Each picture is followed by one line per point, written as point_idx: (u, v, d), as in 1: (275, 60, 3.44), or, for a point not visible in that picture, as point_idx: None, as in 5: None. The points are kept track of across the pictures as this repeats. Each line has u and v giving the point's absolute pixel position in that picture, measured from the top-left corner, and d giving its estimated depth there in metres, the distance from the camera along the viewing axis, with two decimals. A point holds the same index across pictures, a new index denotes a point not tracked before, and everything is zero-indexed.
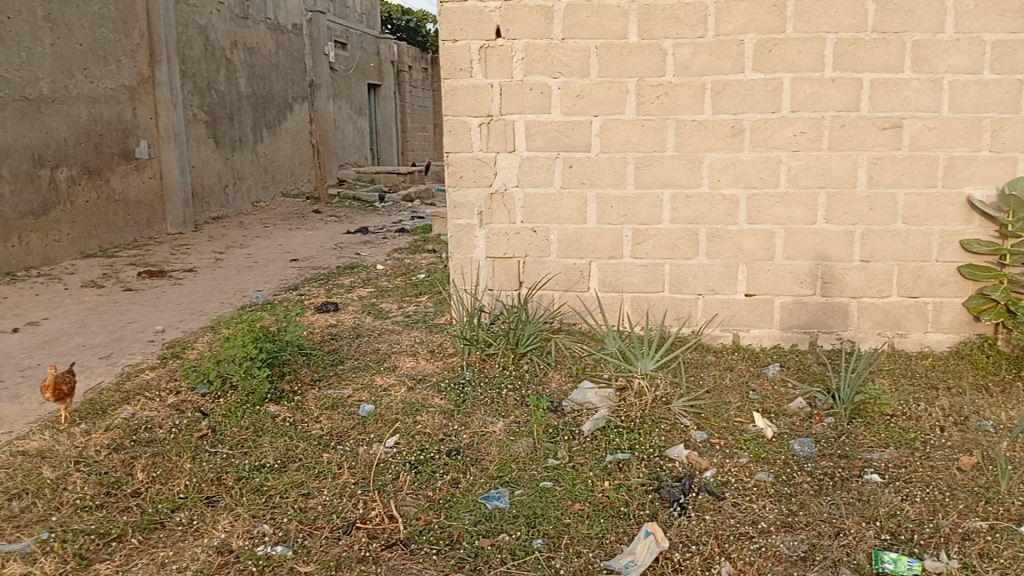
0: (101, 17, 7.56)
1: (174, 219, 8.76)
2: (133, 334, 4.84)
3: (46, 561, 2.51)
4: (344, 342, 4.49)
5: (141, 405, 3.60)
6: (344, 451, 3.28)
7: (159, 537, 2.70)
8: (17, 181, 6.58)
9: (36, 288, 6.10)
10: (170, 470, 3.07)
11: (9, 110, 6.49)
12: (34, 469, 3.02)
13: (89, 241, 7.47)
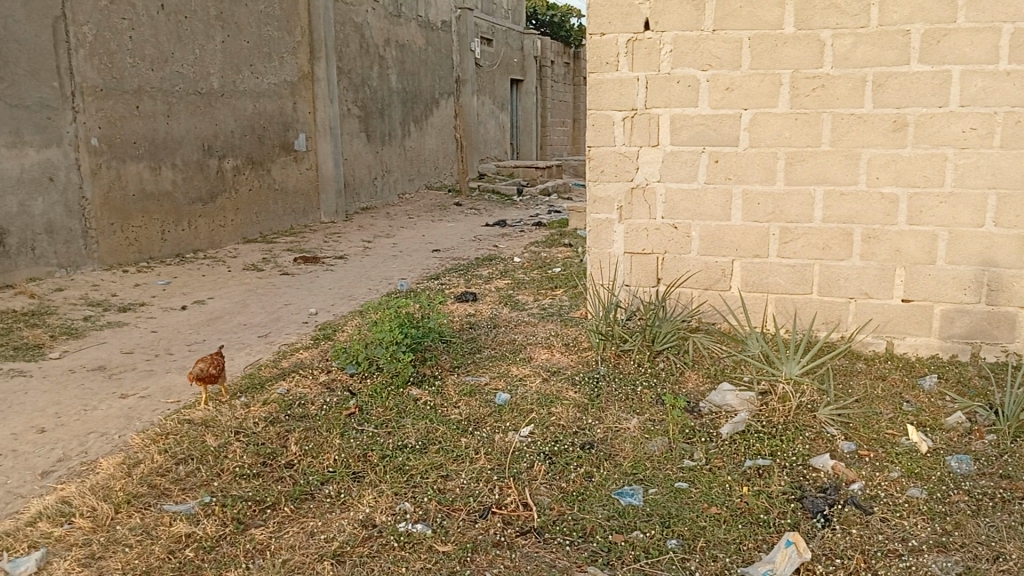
0: (267, 15, 8.08)
1: (328, 208, 9.22)
2: (289, 315, 5.14)
3: (208, 523, 2.70)
4: (482, 332, 4.58)
5: (295, 381, 3.83)
6: (480, 437, 3.35)
7: (309, 507, 2.86)
8: (189, 169, 7.15)
9: (202, 269, 6.60)
10: (320, 445, 3.24)
11: (183, 104, 7.07)
12: (199, 436, 3.26)
13: (250, 228, 8.00)
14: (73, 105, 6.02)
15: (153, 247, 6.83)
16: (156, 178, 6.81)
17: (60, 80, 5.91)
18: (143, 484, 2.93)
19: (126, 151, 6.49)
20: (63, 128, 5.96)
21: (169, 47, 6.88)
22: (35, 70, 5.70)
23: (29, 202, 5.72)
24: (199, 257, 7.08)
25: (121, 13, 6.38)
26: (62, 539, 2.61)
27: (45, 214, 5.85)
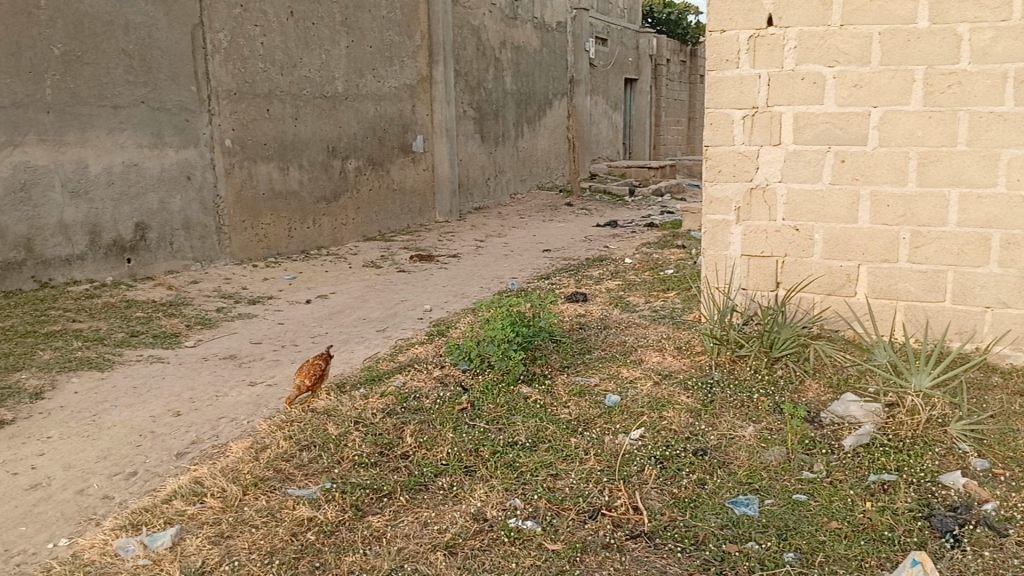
0: (389, 20, 8.34)
1: (442, 208, 9.40)
2: (405, 311, 5.29)
3: (328, 508, 2.81)
4: (592, 332, 4.56)
5: (411, 375, 3.93)
6: (591, 438, 3.34)
7: (424, 497, 2.93)
8: (314, 170, 7.48)
9: (325, 265, 6.89)
10: (434, 438, 3.32)
11: (310, 107, 7.39)
12: (321, 425, 3.40)
13: (370, 227, 8.27)
14: (209, 108, 6.41)
15: (279, 243, 7.18)
16: (284, 178, 7.16)
17: (198, 85, 6.30)
18: (269, 469, 3.07)
19: (256, 153, 6.85)
20: (200, 130, 6.35)
21: (298, 53, 7.22)
22: (175, 75, 6.12)
23: (168, 199, 6.14)
24: (322, 254, 7.40)
25: (254, 21, 6.74)
26: (194, 517, 2.77)
27: (182, 211, 6.26)
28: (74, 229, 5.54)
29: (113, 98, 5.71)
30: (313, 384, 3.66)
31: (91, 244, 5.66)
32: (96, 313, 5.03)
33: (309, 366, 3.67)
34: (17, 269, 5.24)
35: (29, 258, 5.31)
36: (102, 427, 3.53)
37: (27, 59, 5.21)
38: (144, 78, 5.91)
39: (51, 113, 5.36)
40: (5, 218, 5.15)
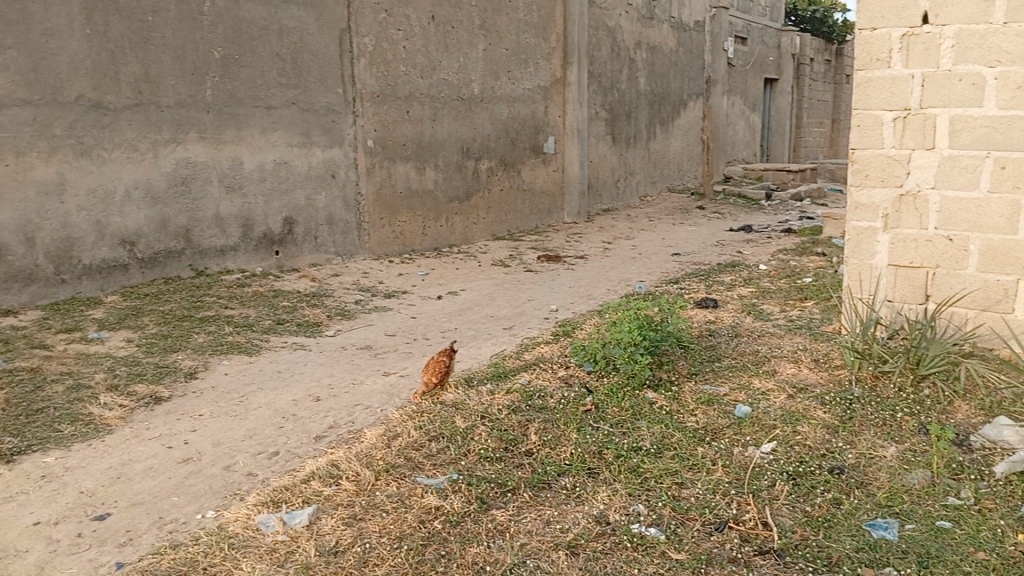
0: (526, 23, 8.45)
1: (572, 209, 9.41)
2: (532, 310, 5.35)
3: (454, 499, 2.88)
4: (722, 340, 4.45)
5: (537, 373, 3.98)
6: (719, 449, 3.26)
7: (547, 496, 2.95)
8: (449, 170, 7.69)
9: (456, 263, 7.07)
10: (558, 437, 3.34)
11: (447, 109, 7.61)
12: (449, 417, 3.49)
13: (500, 226, 8.41)
14: (354, 110, 6.72)
15: (414, 240, 7.43)
16: (420, 178, 7.41)
17: (343, 87, 6.63)
18: (400, 456, 3.19)
19: (396, 152, 7.13)
20: (345, 130, 6.67)
21: (437, 55, 7.44)
22: (323, 78, 6.46)
23: (313, 196, 6.49)
24: (454, 252, 7.59)
25: (397, 25, 7.01)
26: (330, 498, 2.92)
27: (325, 207, 6.60)
28: (229, 222, 5.95)
29: (267, 100, 6.09)
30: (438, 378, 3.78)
31: (243, 237, 6.06)
32: (246, 301, 5.38)
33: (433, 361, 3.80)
34: (177, 257, 5.68)
35: (188, 248, 5.74)
36: (248, 408, 3.78)
37: (192, 62, 5.64)
38: (295, 81, 6.27)
39: (211, 113, 5.77)
40: (169, 209, 5.60)
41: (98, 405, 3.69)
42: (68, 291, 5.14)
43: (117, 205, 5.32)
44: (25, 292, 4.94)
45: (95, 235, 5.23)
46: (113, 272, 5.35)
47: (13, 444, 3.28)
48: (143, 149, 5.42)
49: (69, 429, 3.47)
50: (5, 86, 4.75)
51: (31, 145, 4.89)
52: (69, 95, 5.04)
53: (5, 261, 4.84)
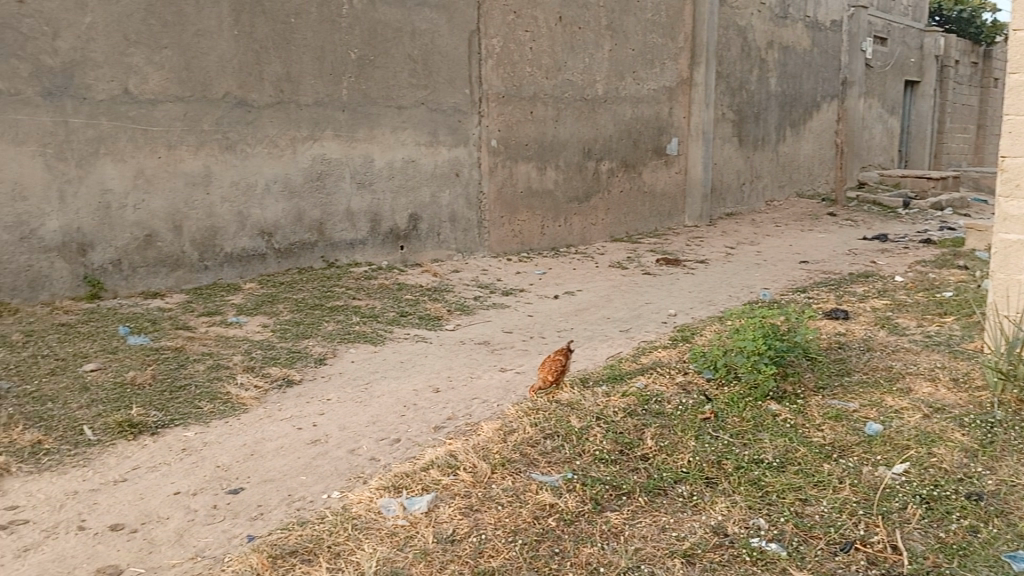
0: (653, 23, 8.37)
1: (694, 213, 9.20)
2: (650, 314, 5.30)
3: (569, 498, 2.89)
4: (852, 354, 4.26)
5: (654, 378, 3.92)
6: (846, 466, 3.11)
7: (663, 502, 2.91)
8: (569, 170, 7.71)
9: (574, 263, 7.08)
10: (675, 444, 3.28)
11: (571, 110, 7.63)
12: (565, 416, 3.50)
13: (618, 228, 8.35)
14: (480, 110, 6.86)
15: (532, 239, 7.49)
16: (541, 178, 7.47)
17: (471, 87, 6.77)
18: (516, 452, 3.22)
19: (518, 152, 7.21)
20: (470, 130, 6.82)
21: (563, 57, 7.49)
22: (451, 79, 6.62)
23: (438, 193, 6.66)
24: (572, 252, 7.60)
25: (524, 26, 7.11)
26: (448, 488, 2.99)
27: (449, 205, 6.76)
28: (358, 216, 6.19)
29: (399, 99, 6.30)
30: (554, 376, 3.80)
31: (371, 231, 6.29)
32: (372, 292, 5.58)
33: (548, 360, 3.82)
34: (310, 249, 5.96)
35: (320, 240, 6.01)
36: (372, 395, 3.92)
37: (330, 63, 5.90)
38: (426, 81, 6.45)
39: (346, 112, 6.02)
40: (304, 203, 5.88)
41: (235, 385, 3.92)
42: (210, 277, 5.48)
43: (257, 197, 5.64)
44: (172, 277, 5.31)
45: (235, 226, 5.56)
46: (251, 261, 5.67)
47: (158, 418, 3.54)
48: (282, 145, 5.72)
49: (208, 406, 3.71)
50: (161, 84, 5.13)
51: (181, 139, 5.25)
52: (217, 92, 5.38)
53: (155, 247, 5.22)
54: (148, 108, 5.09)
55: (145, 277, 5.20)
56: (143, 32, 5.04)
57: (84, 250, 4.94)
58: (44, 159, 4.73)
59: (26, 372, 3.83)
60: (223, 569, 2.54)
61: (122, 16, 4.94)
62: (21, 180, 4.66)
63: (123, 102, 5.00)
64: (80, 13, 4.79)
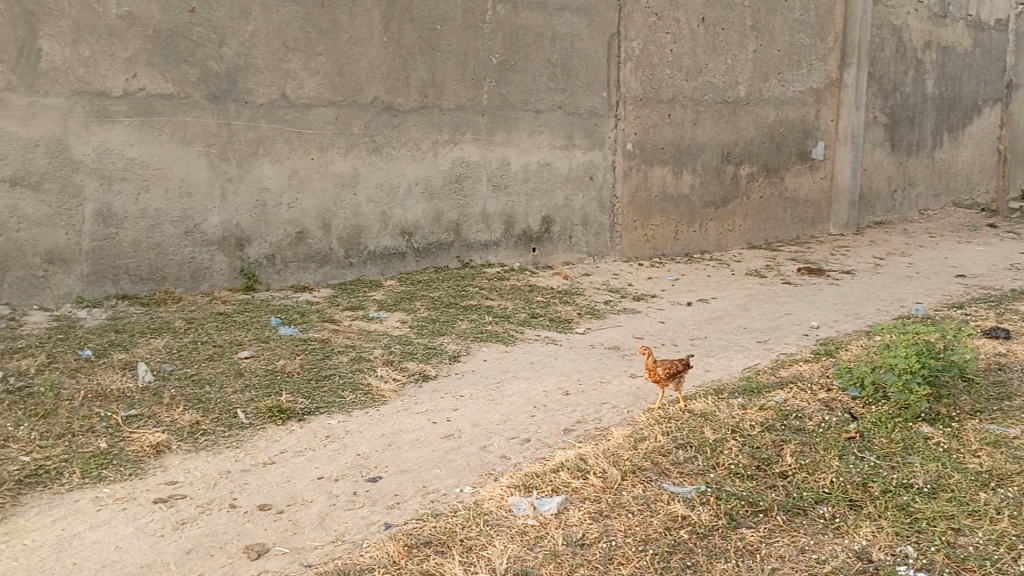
0: (802, 23, 8.05)
1: (839, 221, 8.75)
2: (790, 325, 5.12)
3: (702, 511, 2.80)
4: (1014, 376, 3.93)
5: (794, 392, 3.76)
6: (1005, 496, 2.87)
7: (802, 523, 2.78)
8: (707, 174, 7.54)
9: (709, 270, 6.92)
10: (817, 463, 3.13)
11: (710, 113, 7.46)
12: (698, 427, 3.41)
13: (757, 235, 8.07)
14: (617, 113, 6.83)
15: (666, 245, 7.36)
16: (677, 182, 7.34)
17: (609, 90, 6.76)
18: (647, 459, 3.17)
19: (654, 156, 7.13)
20: (606, 133, 6.81)
21: (705, 59, 7.34)
22: (589, 82, 6.64)
23: (571, 196, 6.69)
24: (707, 258, 7.42)
25: (666, 28, 7.02)
26: (577, 491, 2.98)
27: (582, 208, 6.77)
28: (494, 218, 6.31)
29: (536, 103, 6.37)
30: (666, 379, 3.60)
31: (505, 233, 6.39)
32: (504, 293, 5.67)
33: (667, 361, 3.61)
34: (446, 249, 6.13)
35: (456, 240, 6.16)
36: (504, 394, 3.97)
37: (473, 67, 6.04)
38: (564, 85, 6.49)
39: (486, 115, 6.15)
40: (442, 205, 6.05)
41: (375, 377, 4.09)
42: (353, 273, 5.74)
43: (399, 198, 5.85)
44: (319, 272, 5.60)
45: (378, 225, 5.80)
46: (391, 259, 5.89)
47: (305, 405, 3.74)
48: (425, 148, 5.91)
49: (350, 396, 3.88)
50: (315, 89, 5.42)
51: (332, 141, 5.52)
52: (366, 97, 5.62)
53: (305, 244, 5.52)
54: (303, 112, 5.39)
55: (295, 272, 5.51)
56: (301, 39, 5.33)
57: (241, 244, 5.29)
58: (209, 158, 5.10)
59: (188, 356, 4.14)
60: (363, 554, 2.64)
61: (282, 24, 5.25)
62: (188, 178, 5.05)
63: (280, 106, 5.31)
64: (244, 21, 5.13)
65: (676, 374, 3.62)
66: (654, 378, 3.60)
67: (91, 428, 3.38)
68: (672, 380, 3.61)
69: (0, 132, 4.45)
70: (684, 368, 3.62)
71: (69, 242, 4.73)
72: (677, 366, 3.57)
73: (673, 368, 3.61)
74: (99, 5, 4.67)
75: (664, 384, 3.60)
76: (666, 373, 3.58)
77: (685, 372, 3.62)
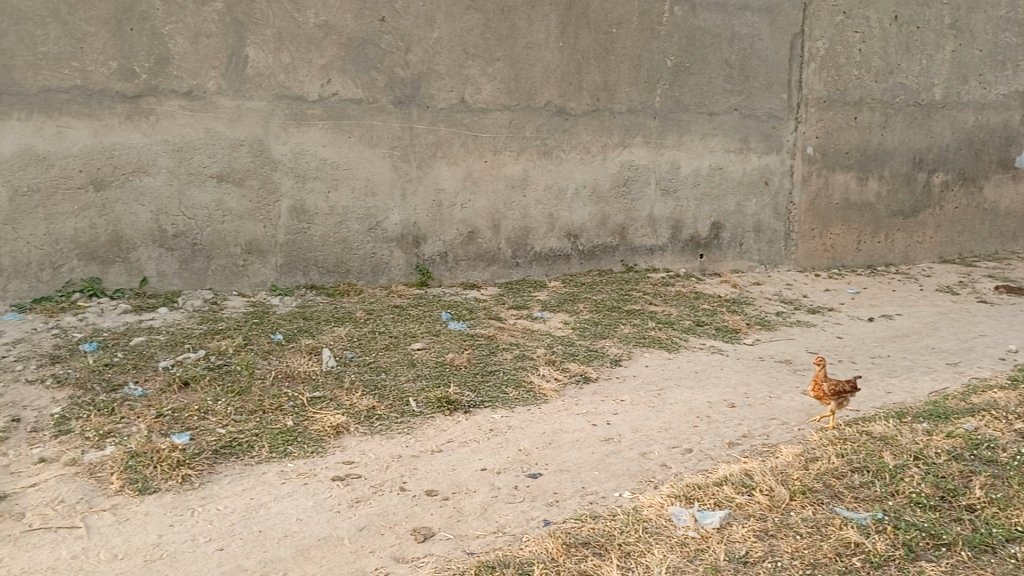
0: (1008, 20, 7.26)
1: None
2: (984, 348, 4.69)
3: (877, 539, 2.63)
4: None
5: (986, 421, 3.43)
6: None
7: (990, 562, 2.54)
8: (895, 182, 7.03)
9: (893, 284, 6.46)
10: (1010, 498, 2.84)
11: (901, 116, 6.96)
12: (876, 450, 3.20)
13: (950, 248, 7.42)
14: (797, 116, 6.54)
15: (845, 255, 6.95)
16: (861, 189, 6.91)
17: (789, 93, 6.49)
18: (819, 481, 3.01)
19: (836, 161, 6.76)
20: (785, 137, 6.53)
21: (897, 59, 6.86)
22: (768, 84, 6.40)
23: (744, 202, 6.48)
24: (891, 272, 6.93)
25: (853, 28, 6.64)
26: (742, 507, 2.89)
27: (754, 214, 6.54)
28: (661, 222, 6.24)
29: (711, 106, 6.23)
30: (830, 397, 3.46)
31: (671, 238, 6.30)
32: (669, 299, 5.59)
33: (834, 379, 3.48)
34: (611, 252, 6.13)
35: (622, 244, 6.15)
36: (666, 402, 3.93)
37: (646, 70, 6.00)
38: (741, 87, 6.30)
39: (658, 119, 6.09)
40: (610, 208, 6.06)
41: (538, 375, 4.17)
42: (520, 273, 5.88)
43: (567, 201, 5.92)
44: (488, 271, 5.78)
45: (546, 226, 5.90)
46: (557, 261, 5.97)
47: (471, 398, 3.88)
48: (594, 152, 5.94)
49: (514, 392, 3.98)
50: (492, 94, 5.60)
51: (506, 144, 5.68)
52: (540, 101, 5.73)
53: (476, 243, 5.72)
54: (479, 116, 5.58)
55: (465, 270, 5.72)
56: (481, 45, 5.53)
57: (417, 242, 5.57)
58: (392, 160, 5.40)
59: (367, 345, 4.41)
60: (522, 547, 2.70)
61: (463, 31, 5.47)
62: (373, 178, 5.37)
63: (459, 110, 5.54)
64: (429, 29, 5.38)
65: (840, 394, 3.48)
66: (818, 393, 3.46)
67: (280, 407, 3.68)
68: (835, 400, 3.47)
69: (212, 133, 4.94)
70: (850, 391, 3.49)
71: (267, 234, 5.18)
72: (844, 385, 3.44)
73: (839, 387, 3.48)
74: (300, 15, 5.06)
75: (826, 402, 3.46)
76: (831, 391, 3.45)
77: (850, 395, 3.49)
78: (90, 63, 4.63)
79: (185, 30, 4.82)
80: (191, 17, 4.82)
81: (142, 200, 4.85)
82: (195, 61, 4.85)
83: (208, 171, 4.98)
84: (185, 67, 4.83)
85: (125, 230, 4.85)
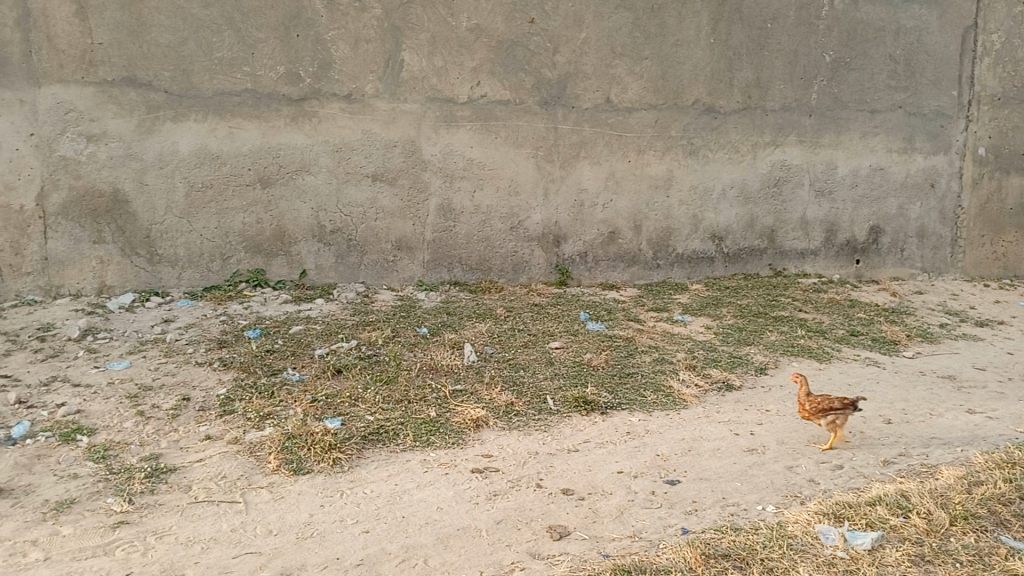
0: None
1: None
2: None
3: None
4: None
5: None
6: None
7: None
8: None
9: None
10: None
11: None
12: None
13: None
14: (969, 114, 6.04)
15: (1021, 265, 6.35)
16: None
17: (961, 88, 6.00)
18: (982, 506, 2.80)
19: (1012, 163, 6.18)
20: (955, 136, 6.05)
21: None
22: (937, 80, 5.95)
23: (906, 206, 6.07)
24: None
25: None
26: (897, 529, 2.70)
27: (918, 219, 6.11)
28: (814, 225, 5.96)
29: (873, 103, 5.87)
30: (817, 414, 3.29)
31: (824, 242, 6.00)
32: (820, 306, 5.32)
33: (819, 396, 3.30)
34: (758, 255, 5.92)
35: (770, 247, 5.93)
36: None
37: (803, 66, 5.73)
38: (906, 83, 5.90)
39: (813, 116, 5.81)
40: (758, 209, 5.85)
41: (677, 380, 4.09)
42: (660, 275, 5.78)
43: (712, 202, 5.77)
44: (628, 272, 5.73)
45: (689, 228, 5.77)
46: (699, 263, 5.83)
47: (609, 399, 3.86)
48: (744, 151, 5.75)
49: (653, 396, 3.92)
50: (638, 93, 5.53)
51: (650, 144, 5.61)
52: (687, 100, 5.61)
53: (616, 243, 5.69)
54: (624, 116, 5.54)
55: (605, 270, 5.70)
56: (629, 44, 5.48)
57: (558, 241, 5.61)
58: (536, 160, 5.47)
59: (507, 342, 4.49)
60: (659, 554, 2.65)
61: (611, 30, 5.44)
62: (517, 177, 5.46)
63: (604, 110, 5.52)
64: (577, 30, 5.40)
65: (831, 410, 3.27)
66: (804, 413, 3.33)
67: (424, 398, 3.82)
68: (825, 417, 3.28)
69: (368, 134, 5.19)
70: (841, 407, 3.25)
71: (416, 231, 5.38)
72: (826, 402, 3.25)
73: (826, 404, 3.28)
74: (453, 20, 5.22)
75: (816, 420, 3.30)
76: (814, 409, 3.29)
77: (842, 411, 3.25)
78: (260, 68, 4.97)
79: (346, 36, 5.08)
80: (352, 24, 5.07)
81: (303, 197, 5.17)
82: (355, 64, 5.11)
83: (364, 171, 5.23)
84: (346, 71, 5.10)
85: (287, 225, 5.18)
